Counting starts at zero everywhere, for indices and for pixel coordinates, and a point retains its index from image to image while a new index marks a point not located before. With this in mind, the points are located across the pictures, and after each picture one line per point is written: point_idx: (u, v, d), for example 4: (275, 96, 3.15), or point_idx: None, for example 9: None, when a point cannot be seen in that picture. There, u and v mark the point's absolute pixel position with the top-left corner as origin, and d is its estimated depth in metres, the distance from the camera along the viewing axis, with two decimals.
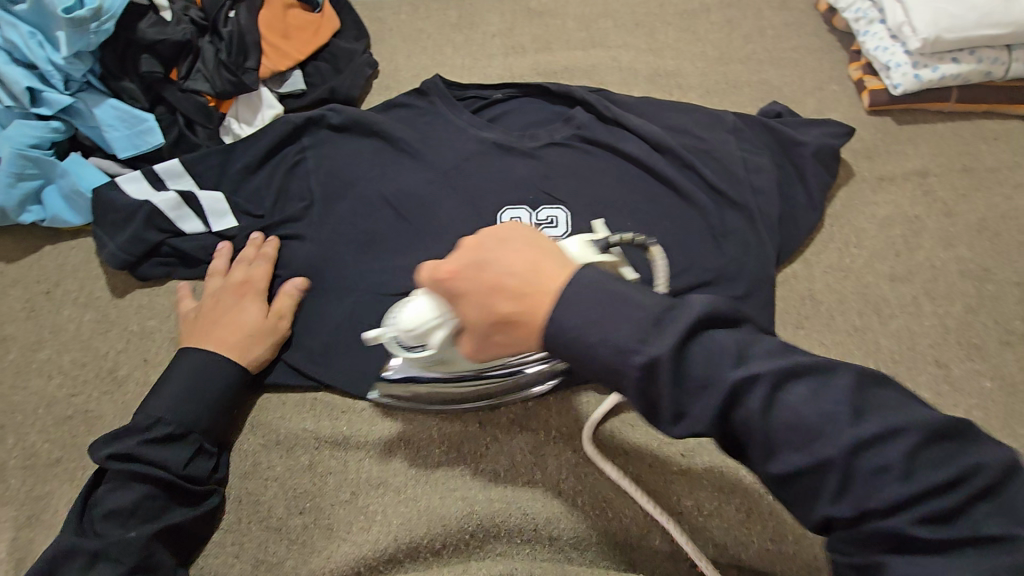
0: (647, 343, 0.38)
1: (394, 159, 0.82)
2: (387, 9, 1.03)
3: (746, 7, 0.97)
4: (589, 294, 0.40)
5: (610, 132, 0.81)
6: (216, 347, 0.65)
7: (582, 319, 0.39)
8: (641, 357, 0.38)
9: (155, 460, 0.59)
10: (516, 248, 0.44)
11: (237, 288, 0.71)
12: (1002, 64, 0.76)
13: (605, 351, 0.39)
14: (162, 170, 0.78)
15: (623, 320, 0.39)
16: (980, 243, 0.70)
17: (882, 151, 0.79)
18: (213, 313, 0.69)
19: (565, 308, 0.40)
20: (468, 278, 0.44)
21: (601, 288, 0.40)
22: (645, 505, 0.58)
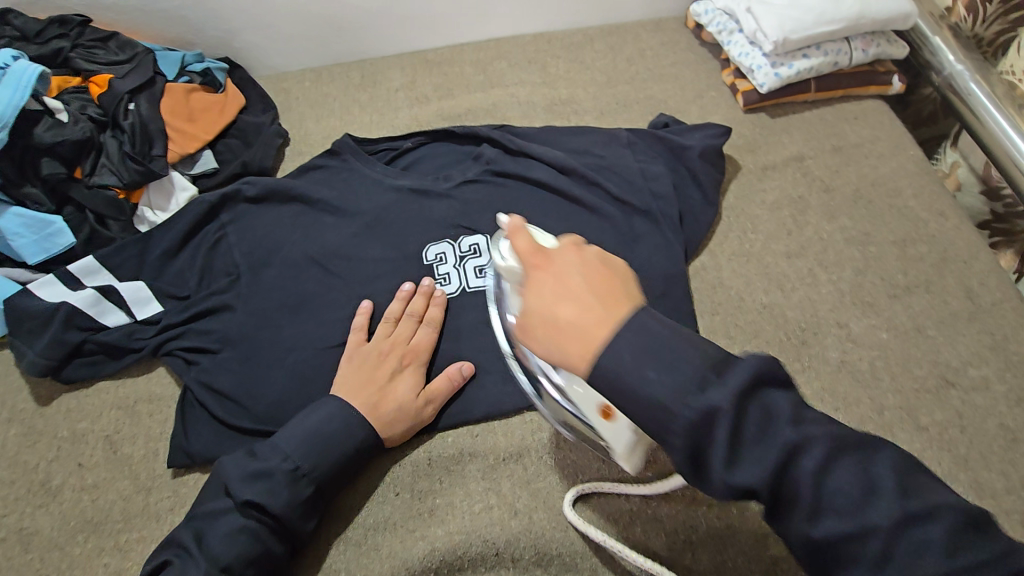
0: (706, 392, 0.38)
1: (315, 219, 0.84)
2: (291, 80, 1.06)
3: (625, 33, 1.06)
4: (643, 335, 0.40)
5: (519, 163, 0.86)
6: (367, 414, 0.63)
7: (633, 354, 0.40)
8: (694, 400, 0.38)
9: (279, 514, 0.57)
10: (581, 264, 0.45)
11: (396, 352, 0.68)
12: (845, 54, 0.86)
13: (657, 390, 0.39)
14: (76, 269, 0.77)
15: (665, 352, 0.39)
16: (857, 211, 0.78)
17: (761, 143, 0.87)
18: (368, 377, 0.65)
19: (627, 342, 0.40)
20: (540, 283, 0.45)
21: (658, 333, 0.40)
22: (590, 530, 0.58)
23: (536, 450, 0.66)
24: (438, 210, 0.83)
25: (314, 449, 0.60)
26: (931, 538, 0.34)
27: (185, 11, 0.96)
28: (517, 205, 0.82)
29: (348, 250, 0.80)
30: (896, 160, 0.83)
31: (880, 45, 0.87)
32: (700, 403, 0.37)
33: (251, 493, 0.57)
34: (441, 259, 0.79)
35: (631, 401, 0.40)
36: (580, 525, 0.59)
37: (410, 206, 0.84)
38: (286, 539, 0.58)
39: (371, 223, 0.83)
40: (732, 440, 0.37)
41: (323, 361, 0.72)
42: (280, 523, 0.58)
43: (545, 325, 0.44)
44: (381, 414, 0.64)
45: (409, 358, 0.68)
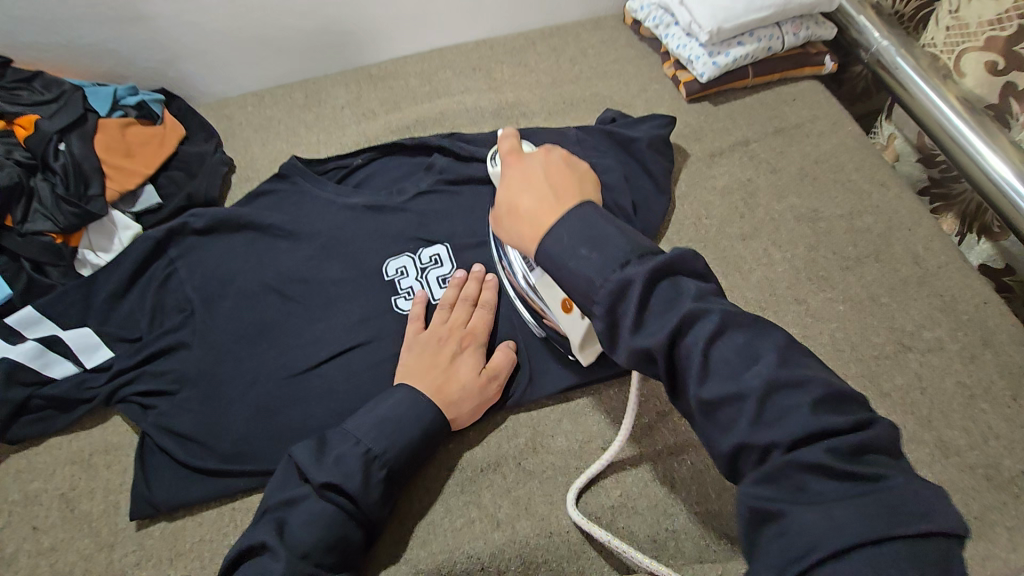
0: (625, 268, 0.42)
1: (268, 245, 0.82)
2: (232, 105, 1.03)
3: (566, 34, 1.07)
4: (586, 222, 0.46)
5: (471, 171, 0.85)
6: (432, 394, 0.62)
7: (573, 238, 0.45)
8: (616, 275, 0.42)
9: (359, 495, 0.56)
10: (550, 168, 0.53)
11: (467, 334, 0.67)
12: (777, 39, 0.89)
13: (587, 269, 0.44)
14: (15, 322, 0.73)
15: (604, 251, 0.44)
16: (804, 189, 0.80)
17: (706, 131, 0.88)
18: (423, 364, 0.65)
19: (570, 226, 0.46)
20: (512, 177, 0.53)
21: (602, 225, 0.45)
22: (594, 531, 0.58)
23: (513, 456, 0.65)
24: (394, 225, 0.82)
25: (387, 431, 0.59)
26: (795, 403, 0.38)
27: (112, 44, 0.92)
28: (474, 214, 0.82)
29: (305, 273, 0.78)
30: (836, 136, 0.85)
31: (810, 28, 0.90)
32: (622, 279, 0.42)
33: (331, 476, 0.55)
34: (404, 273, 0.77)
35: (564, 276, 0.45)
36: (584, 524, 0.58)
37: (365, 224, 0.82)
38: (364, 524, 0.56)
39: (326, 244, 0.81)
40: (641, 306, 0.41)
41: (286, 389, 0.70)
42: (359, 506, 0.56)
43: (513, 203, 0.51)
44: (445, 397, 0.63)
45: (467, 339, 0.67)
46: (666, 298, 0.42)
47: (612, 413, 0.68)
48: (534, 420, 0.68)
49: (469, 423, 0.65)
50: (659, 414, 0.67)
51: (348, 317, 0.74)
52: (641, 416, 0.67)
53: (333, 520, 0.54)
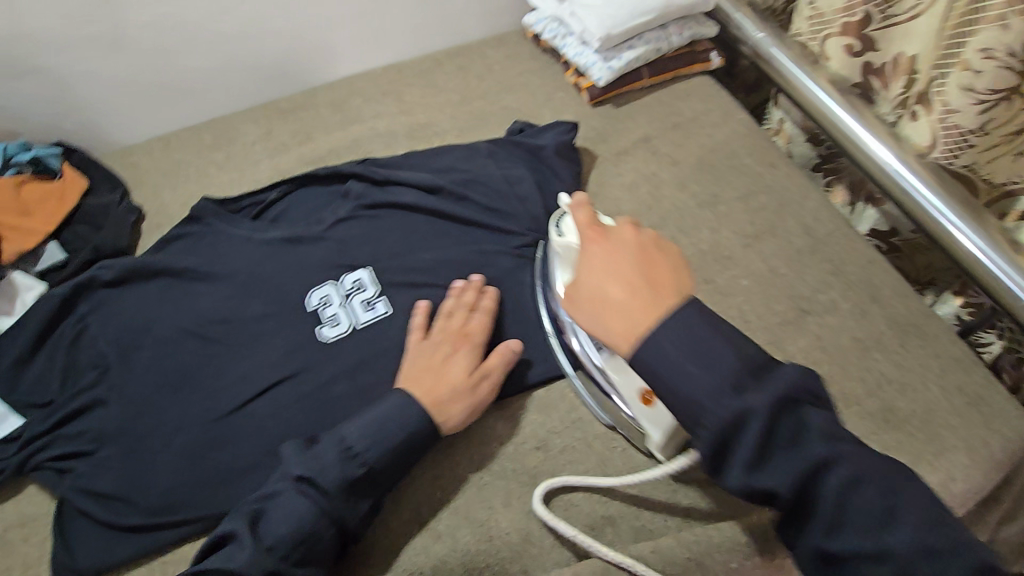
0: (745, 395, 0.43)
1: (185, 289, 0.80)
2: (138, 152, 1.01)
3: (471, 53, 1.10)
4: (689, 330, 0.45)
5: (387, 193, 0.86)
6: (425, 397, 0.63)
7: (677, 349, 0.45)
8: (731, 400, 0.43)
9: (332, 491, 0.57)
10: (638, 250, 0.52)
11: (460, 336, 0.68)
12: (664, 40, 0.94)
13: (694, 389, 0.44)
14: None
15: (707, 347, 0.44)
16: (703, 177, 0.85)
17: (610, 133, 0.93)
18: (429, 362, 0.66)
19: (671, 338, 0.45)
20: (596, 256, 0.52)
21: (704, 329, 0.45)
22: (547, 518, 0.58)
23: (450, 468, 0.65)
24: (313, 254, 0.81)
25: (375, 434, 0.60)
26: (869, 504, 0.42)
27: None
28: (392, 233, 0.82)
29: (224, 312, 0.77)
30: (728, 125, 0.91)
31: (693, 28, 0.95)
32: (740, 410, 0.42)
33: (306, 469, 0.58)
34: (326, 300, 0.77)
35: (666, 388, 0.45)
36: (546, 518, 0.58)
37: (284, 257, 0.81)
38: (339, 523, 0.57)
39: (244, 280, 0.80)
40: (758, 443, 0.42)
41: (212, 432, 0.68)
42: (330, 504, 0.57)
43: (600, 297, 0.50)
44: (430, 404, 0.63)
45: (459, 340, 0.68)
46: (734, 377, 0.43)
47: (546, 412, 0.69)
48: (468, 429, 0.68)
49: (463, 424, 0.64)
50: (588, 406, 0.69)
51: (272, 351, 0.73)
52: (571, 410, 0.68)
53: (307, 516, 0.56)
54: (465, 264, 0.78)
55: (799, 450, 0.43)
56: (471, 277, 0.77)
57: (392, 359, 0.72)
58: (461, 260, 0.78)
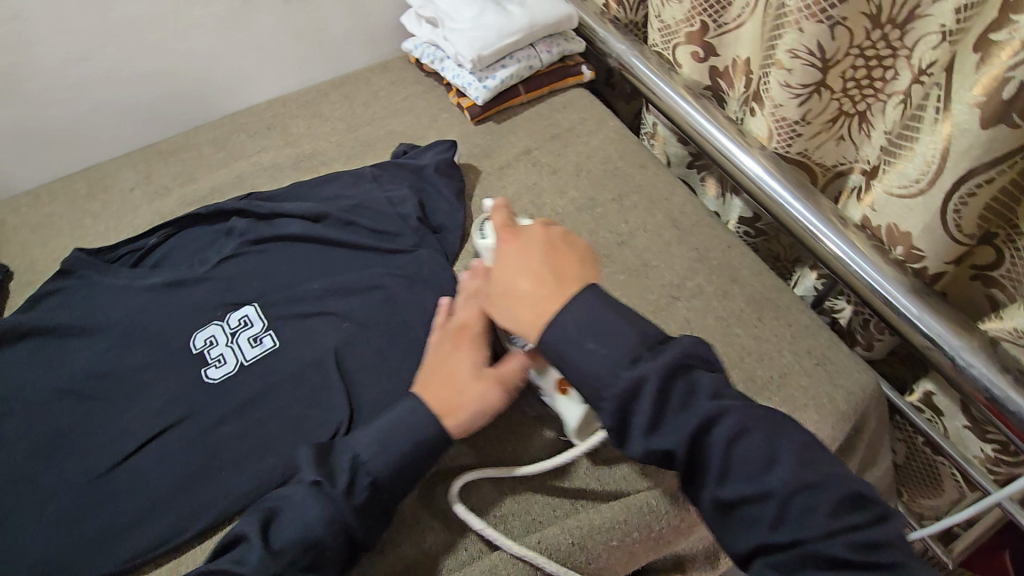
0: (638, 365, 0.49)
1: (59, 346, 0.76)
2: (4, 210, 0.96)
3: (356, 81, 1.12)
4: (590, 312, 0.51)
5: (273, 228, 0.86)
6: (432, 402, 0.59)
7: (578, 328, 0.51)
8: (629, 371, 0.49)
9: (341, 501, 0.53)
10: (547, 246, 0.59)
11: (460, 331, 0.64)
12: (534, 57, 0.99)
13: (599, 363, 0.50)
14: None
15: (607, 325, 0.51)
16: (580, 182, 0.90)
17: (492, 149, 0.97)
18: (434, 362, 0.63)
19: (572, 320, 0.52)
20: (510, 254, 0.60)
21: (605, 314, 0.51)
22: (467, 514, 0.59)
23: None
24: (197, 296, 0.80)
25: (382, 441, 0.57)
26: (751, 453, 0.47)
27: None
28: (281, 267, 0.82)
29: (102, 366, 0.74)
30: (601, 133, 0.97)
31: (560, 44, 1.01)
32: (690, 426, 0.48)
33: (318, 475, 0.55)
34: (212, 341, 0.75)
35: (569, 363, 0.51)
36: (470, 519, 0.59)
37: (167, 301, 0.79)
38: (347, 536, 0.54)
39: (123, 330, 0.77)
40: (653, 412, 0.48)
41: (91, 492, 0.65)
42: (342, 512, 0.53)
43: (511, 290, 0.57)
44: (448, 408, 0.59)
45: (460, 335, 0.64)
46: (682, 393, 0.49)
47: None
48: None
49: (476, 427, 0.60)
50: None
51: (156, 399, 0.71)
52: None
53: (314, 526, 0.52)
54: (354, 289, 0.79)
55: (754, 466, 0.47)
56: (360, 300, 0.78)
57: (282, 392, 0.71)
58: (351, 283, 0.79)
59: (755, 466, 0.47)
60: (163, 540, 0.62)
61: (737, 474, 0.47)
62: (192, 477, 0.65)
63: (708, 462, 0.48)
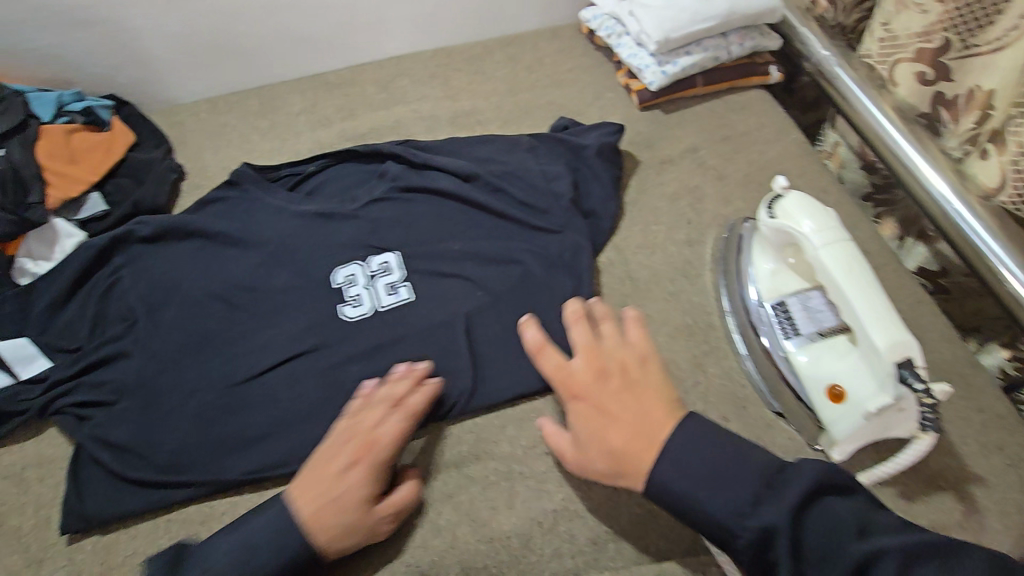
0: (761, 507, 0.45)
1: (217, 253, 0.81)
2: (184, 113, 1.02)
3: (523, 43, 1.08)
4: (705, 458, 0.48)
5: (423, 179, 0.85)
6: (652, 420, 0.52)
7: (694, 470, 0.48)
8: (752, 520, 0.45)
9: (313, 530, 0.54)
10: (621, 391, 0.55)
11: (597, 369, 0.55)
12: (723, 49, 0.90)
13: (717, 507, 0.46)
14: None
15: (707, 470, 0.47)
16: (750, 195, 0.82)
17: (656, 139, 0.90)
18: (611, 404, 0.54)
19: (681, 455, 0.49)
20: (580, 412, 0.55)
21: (718, 447, 0.48)
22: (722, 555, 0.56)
23: (456, 462, 0.65)
24: (343, 232, 0.81)
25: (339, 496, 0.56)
26: None
27: (56, 50, 0.91)
28: (424, 221, 0.82)
29: (249, 281, 0.77)
30: (781, 143, 0.88)
31: (754, 39, 0.91)
32: (761, 514, 0.45)
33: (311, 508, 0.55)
34: (350, 280, 0.77)
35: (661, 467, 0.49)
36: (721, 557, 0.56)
37: (315, 232, 0.81)
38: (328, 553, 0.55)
39: (272, 250, 0.80)
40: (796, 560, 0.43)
41: (227, 399, 0.69)
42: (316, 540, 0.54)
43: (589, 414, 0.54)
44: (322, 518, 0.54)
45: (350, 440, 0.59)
46: (893, 574, 0.41)
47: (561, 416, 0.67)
48: (478, 427, 0.67)
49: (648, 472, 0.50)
50: None
51: (293, 324, 0.73)
52: None
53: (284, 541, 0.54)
54: (493, 258, 0.77)
55: (839, 539, 0.43)
56: (499, 272, 0.76)
57: (409, 345, 0.71)
58: (492, 251, 0.77)
59: (843, 537, 0.43)
60: (283, 465, 0.65)
61: (831, 553, 0.43)
62: (314, 410, 0.67)
63: None
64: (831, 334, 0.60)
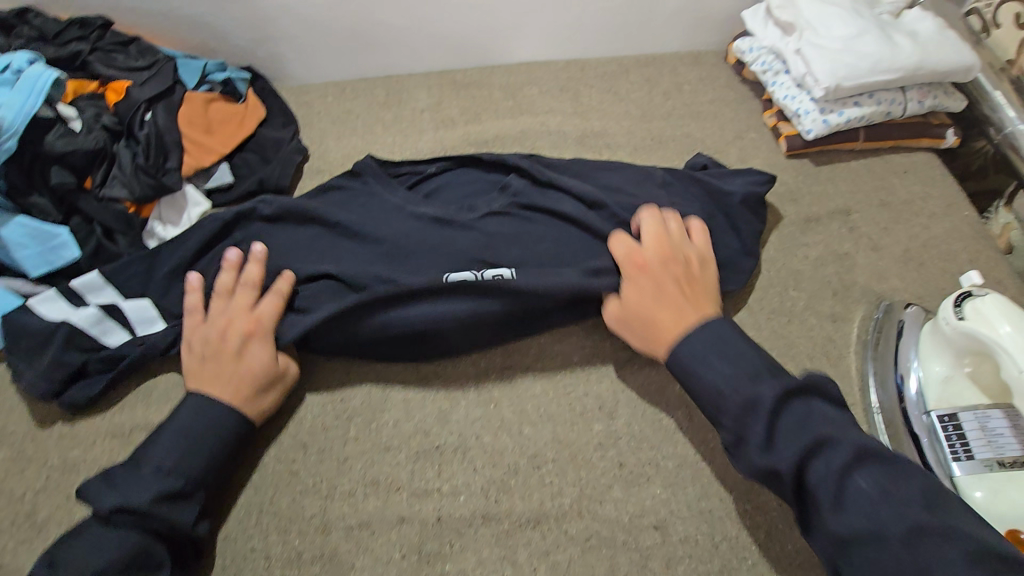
0: (754, 385, 0.51)
1: (334, 242, 0.78)
2: (313, 93, 1.02)
3: (661, 65, 1.02)
4: (714, 337, 0.56)
5: (549, 199, 0.79)
6: (694, 318, 0.62)
7: (704, 344, 0.55)
8: (747, 388, 0.51)
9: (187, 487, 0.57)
10: (680, 282, 0.65)
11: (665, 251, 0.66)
12: (898, 105, 0.81)
13: (714, 376, 0.53)
14: (80, 286, 0.73)
15: (727, 363, 0.54)
16: (909, 274, 0.73)
17: (804, 192, 0.82)
18: (657, 284, 0.64)
19: (704, 340, 0.56)
20: (641, 286, 0.65)
21: (733, 340, 0.55)
22: None
23: (555, 515, 0.61)
24: (460, 241, 0.76)
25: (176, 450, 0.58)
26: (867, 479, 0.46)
27: (209, 19, 0.93)
28: (546, 244, 0.76)
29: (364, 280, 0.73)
30: (950, 220, 0.78)
31: (937, 97, 0.82)
32: (751, 392, 0.51)
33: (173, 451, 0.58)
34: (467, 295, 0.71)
35: (687, 347, 0.56)
36: None
37: (432, 238, 0.77)
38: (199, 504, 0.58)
39: (388, 250, 0.76)
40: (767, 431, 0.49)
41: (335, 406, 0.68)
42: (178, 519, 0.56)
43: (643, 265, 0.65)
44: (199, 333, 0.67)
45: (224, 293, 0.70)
46: (831, 482, 0.47)
47: (670, 488, 0.62)
48: (582, 480, 0.63)
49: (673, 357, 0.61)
50: (721, 499, 0.61)
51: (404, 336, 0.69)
52: (701, 498, 0.61)
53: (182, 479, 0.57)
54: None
55: (804, 430, 0.49)
56: None
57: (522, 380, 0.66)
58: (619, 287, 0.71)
59: (810, 429, 0.49)
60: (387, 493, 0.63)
61: (802, 432, 0.49)
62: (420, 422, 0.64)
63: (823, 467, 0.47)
64: (1015, 466, 0.54)
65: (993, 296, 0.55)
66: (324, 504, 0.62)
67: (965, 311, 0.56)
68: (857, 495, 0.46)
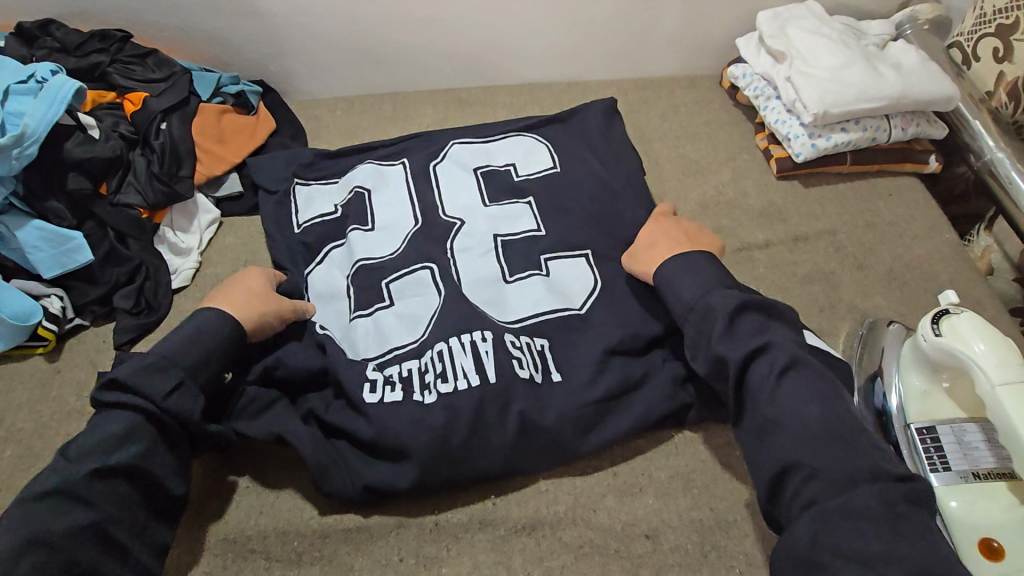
0: (729, 349, 0.56)
1: (371, 272, 0.75)
2: (322, 108, 1.05)
3: (659, 89, 1.06)
4: (691, 272, 0.63)
5: (438, 156, 0.87)
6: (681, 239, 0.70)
7: (696, 286, 0.61)
8: (717, 348, 0.57)
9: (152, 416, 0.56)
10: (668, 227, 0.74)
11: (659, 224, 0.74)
12: (884, 131, 0.85)
13: (686, 292, 0.62)
14: None
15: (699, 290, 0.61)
16: (891, 293, 0.76)
17: (793, 213, 0.85)
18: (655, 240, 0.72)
19: (685, 273, 0.63)
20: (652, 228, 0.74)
21: (697, 270, 0.63)
22: None
23: (550, 522, 0.61)
24: (453, 251, 0.76)
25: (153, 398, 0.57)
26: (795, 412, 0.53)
27: (225, 34, 0.97)
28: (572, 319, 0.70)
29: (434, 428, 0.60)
30: (932, 243, 0.81)
31: (920, 125, 0.86)
32: (709, 303, 0.60)
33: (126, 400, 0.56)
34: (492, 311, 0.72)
35: (671, 293, 0.63)
36: None
37: (393, 223, 0.80)
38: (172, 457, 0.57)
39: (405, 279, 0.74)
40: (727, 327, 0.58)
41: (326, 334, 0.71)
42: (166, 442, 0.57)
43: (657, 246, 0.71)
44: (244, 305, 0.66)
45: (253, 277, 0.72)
46: (757, 381, 0.55)
47: (663, 495, 0.62)
48: (577, 489, 0.63)
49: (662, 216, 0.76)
50: (711, 509, 0.62)
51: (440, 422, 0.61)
52: (692, 507, 0.61)
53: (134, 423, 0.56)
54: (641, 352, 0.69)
55: (756, 335, 0.57)
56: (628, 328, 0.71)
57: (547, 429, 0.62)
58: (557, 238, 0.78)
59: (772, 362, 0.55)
60: (386, 468, 0.61)
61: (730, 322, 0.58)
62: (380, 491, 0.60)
63: (757, 389, 0.55)
64: (989, 476, 0.56)
65: (970, 311, 0.59)
66: (330, 465, 0.60)
67: (942, 328, 0.60)
68: (770, 397, 0.54)
